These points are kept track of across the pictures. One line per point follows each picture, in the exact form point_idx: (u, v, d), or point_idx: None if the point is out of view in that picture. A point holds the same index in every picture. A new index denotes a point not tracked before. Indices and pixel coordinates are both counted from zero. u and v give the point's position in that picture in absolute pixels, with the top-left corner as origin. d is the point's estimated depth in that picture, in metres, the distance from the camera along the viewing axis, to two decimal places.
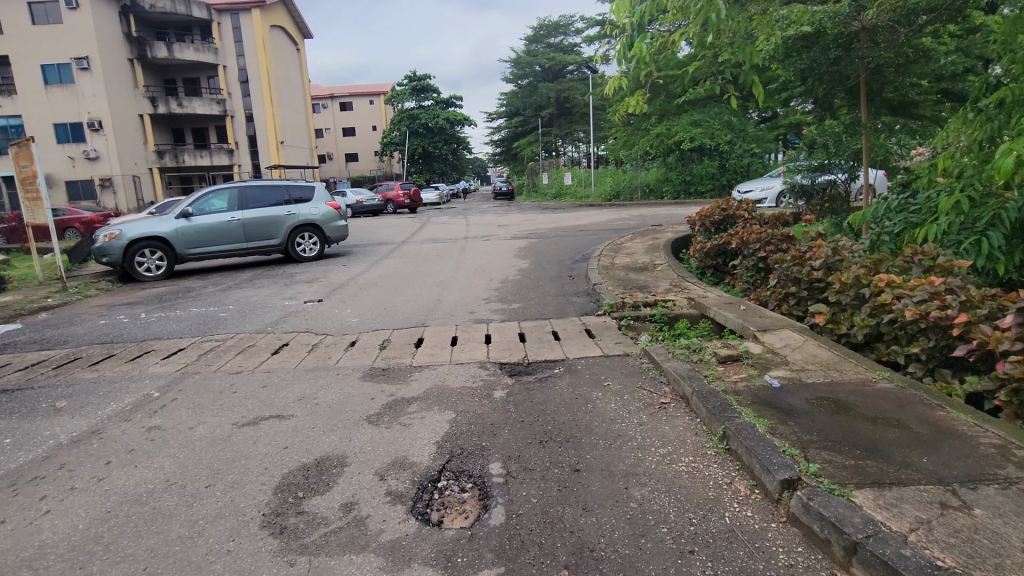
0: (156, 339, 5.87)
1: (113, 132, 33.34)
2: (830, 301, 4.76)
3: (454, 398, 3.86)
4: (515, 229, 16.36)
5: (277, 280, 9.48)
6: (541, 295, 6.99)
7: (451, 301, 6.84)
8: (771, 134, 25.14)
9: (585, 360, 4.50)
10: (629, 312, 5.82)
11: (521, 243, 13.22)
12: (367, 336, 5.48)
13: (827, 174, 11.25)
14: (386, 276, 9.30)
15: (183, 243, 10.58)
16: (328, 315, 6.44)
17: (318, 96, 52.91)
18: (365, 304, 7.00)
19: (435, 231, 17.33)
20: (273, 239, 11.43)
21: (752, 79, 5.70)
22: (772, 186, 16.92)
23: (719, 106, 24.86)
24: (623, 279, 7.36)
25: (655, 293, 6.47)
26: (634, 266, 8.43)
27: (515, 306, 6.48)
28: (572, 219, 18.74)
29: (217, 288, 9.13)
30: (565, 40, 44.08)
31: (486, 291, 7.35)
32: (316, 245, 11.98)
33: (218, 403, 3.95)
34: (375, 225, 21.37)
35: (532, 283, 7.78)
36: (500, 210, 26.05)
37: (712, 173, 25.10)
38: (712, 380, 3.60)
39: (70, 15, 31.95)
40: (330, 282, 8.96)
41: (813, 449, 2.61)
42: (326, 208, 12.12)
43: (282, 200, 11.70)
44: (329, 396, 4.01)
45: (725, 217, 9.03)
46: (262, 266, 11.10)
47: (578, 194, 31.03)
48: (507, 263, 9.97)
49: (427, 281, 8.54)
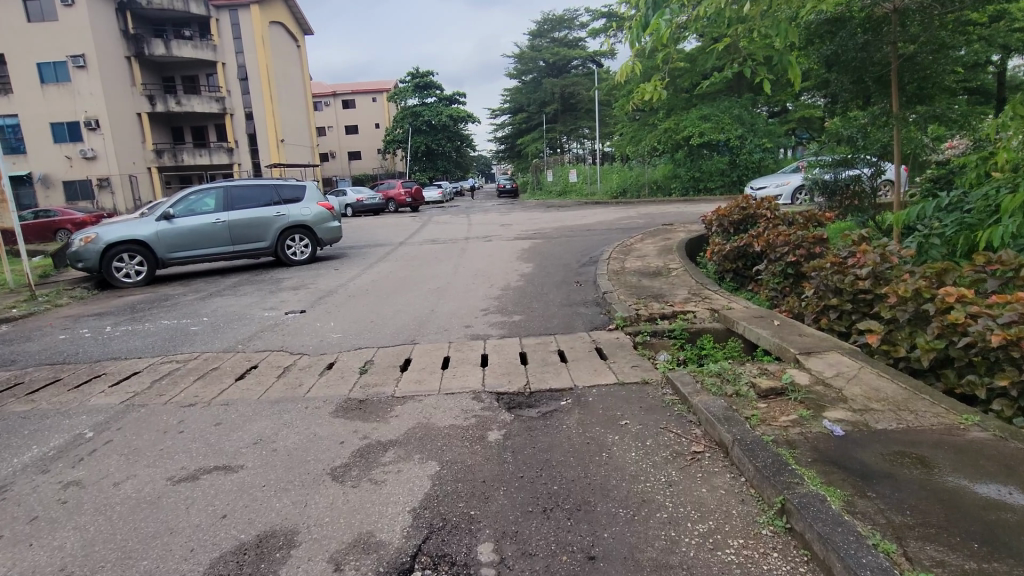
0: (113, 359, 5.23)
1: (111, 131, 32.82)
2: (883, 318, 4.07)
3: (439, 442, 3.19)
4: (519, 229, 15.70)
5: (262, 287, 8.86)
6: (545, 305, 6.32)
7: (446, 312, 6.19)
8: (783, 128, 24.42)
9: (596, 391, 3.82)
10: (643, 328, 5.16)
11: (525, 244, 12.58)
12: (347, 356, 4.82)
13: (850, 170, 10.24)
14: (379, 281, 8.67)
15: (164, 247, 9.97)
16: (309, 330, 5.78)
17: (320, 93, 52.35)
18: (351, 315, 6.34)
19: (436, 230, 16.69)
20: (261, 241, 10.82)
21: (790, 60, 4.89)
22: (787, 184, 16.19)
23: (729, 100, 24.12)
24: (637, 286, 6.69)
25: (672, 303, 5.81)
26: (647, 271, 7.75)
27: (516, 319, 5.82)
28: (578, 218, 18.07)
29: (197, 296, 8.50)
30: (570, 35, 43.44)
31: (485, 300, 6.70)
32: (307, 247, 11.35)
33: (157, 448, 3.30)
34: (374, 225, 20.74)
35: (535, 291, 7.12)
36: (503, 209, 25.39)
37: (722, 169, 24.39)
38: (756, 424, 2.91)
39: (66, 12, 31.42)
40: (318, 289, 8.33)
41: (914, 540, 1.93)
42: (317, 208, 11.48)
43: (271, 201, 11.06)
44: (291, 439, 3.35)
45: (745, 217, 8.34)
46: (249, 270, 10.48)
47: (584, 191, 30.34)
48: (510, 267, 9.31)
49: (422, 287, 7.90)
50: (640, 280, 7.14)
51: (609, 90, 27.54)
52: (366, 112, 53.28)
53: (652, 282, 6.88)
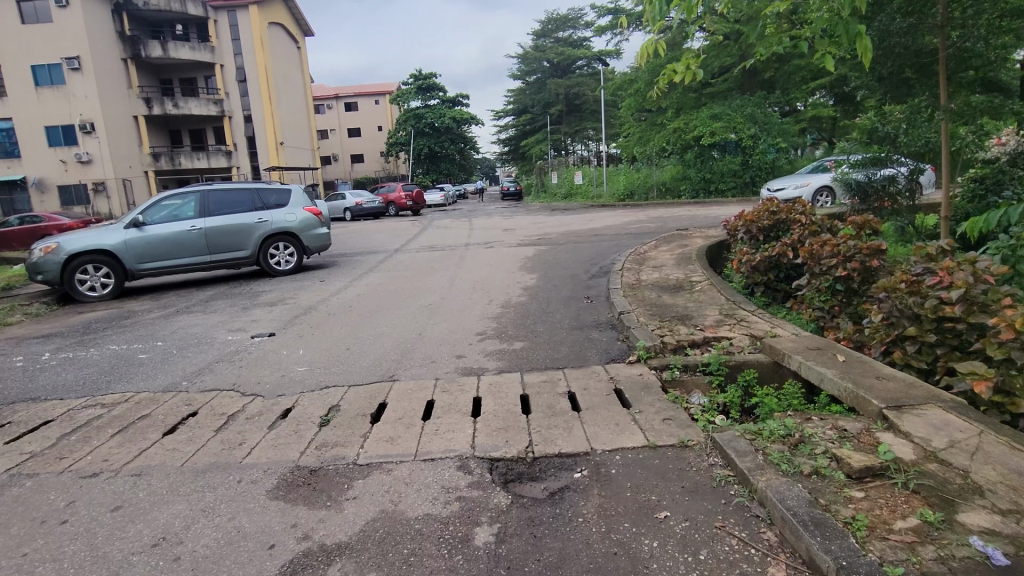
0: (31, 400, 4.33)
1: (106, 135, 32.09)
2: (991, 359, 3.16)
3: (406, 551, 2.28)
4: (523, 234, 14.80)
5: (236, 302, 7.99)
6: (552, 328, 5.40)
7: (436, 338, 5.27)
8: (797, 127, 23.45)
9: (619, 458, 2.90)
10: (671, 361, 4.25)
11: (529, 251, 11.68)
12: (307, 401, 3.90)
13: (887, 168, 9.07)
14: (366, 296, 7.76)
15: (133, 257, 9.12)
16: (272, 361, 4.88)
17: (322, 96, 51.64)
18: (323, 342, 5.41)
19: (434, 236, 15.80)
20: (241, 250, 9.96)
21: (858, 28, 3.64)
22: (806, 186, 15.30)
23: (742, 98, 23.15)
24: (658, 304, 5.78)
25: (702, 327, 4.91)
26: (667, 285, 6.82)
27: (517, 346, 4.90)
28: (584, 222, 17.18)
29: (163, 313, 7.62)
30: (574, 34, 42.61)
31: (482, 321, 5.77)
32: (293, 256, 10.47)
33: (19, 554, 2.38)
34: (372, 230, 19.86)
35: (542, 310, 6.21)
36: (506, 213, 24.50)
37: (734, 169, 23.47)
38: (864, 538, 2.00)
39: (60, 13, 30.72)
40: (298, 305, 7.46)
41: None
42: (304, 213, 10.56)
43: (253, 206, 10.18)
44: (205, 539, 2.43)
45: (777, 222, 7.40)
46: (227, 282, 9.62)
47: (589, 193, 29.42)
48: (511, 277, 8.42)
49: (411, 304, 7.01)
50: (661, 296, 6.23)
51: (616, 89, 26.65)
52: (368, 114, 52.49)
53: (676, 299, 5.98)
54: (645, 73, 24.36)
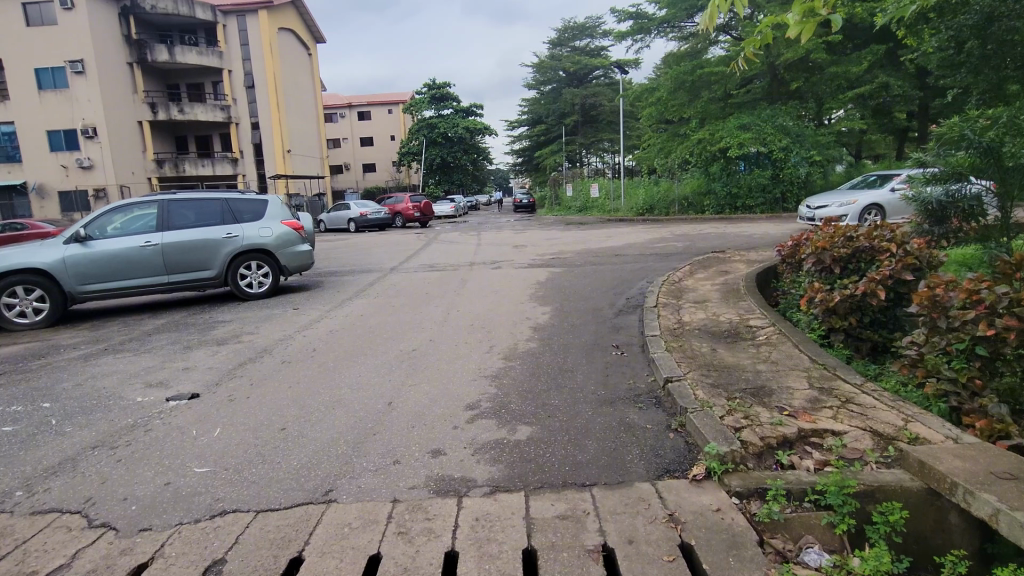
0: None
1: (109, 140, 31.08)
2: None
3: None
4: (537, 252, 13.32)
5: (184, 337, 6.59)
6: (572, 401, 3.86)
7: (409, 415, 3.77)
8: (830, 140, 21.84)
9: None
10: (763, 482, 2.71)
11: (541, 273, 10.19)
12: (179, 552, 2.41)
13: (964, 184, 6.83)
14: (338, 334, 6.27)
15: (73, 278, 7.76)
16: (170, 450, 3.39)
17: (335, 104, 50.76)
18: (254, 415, 3.92)
19: (437, 253, 14.40)
20: (206, 269, 8.55)
21: None
22: (854, 203, 13.74)
23: (771, 108, 21.63)
24: (715, 364, 4.26)
25: (793, 413, 3.39)
26: (719, 332, 5.29)
27: (522, 435, 3.39)
28: (603, 239, 15.73)
29: (88, 351, 6.16)
30: (591, 43, 41.45)
31: (475, 385, 4.27)
32: (267, 277, 9.03)
33: None
34: (374, 243, 18.51)
35: (559, 366, 4.69)
36: (518, 226, 23.08)
37: (763, 184, 21.85)
38: None
39: (66, 16, 29.90)
40: (254, 344, 5.98)
41: None
42: (281, 228, 9.10)
43: (222, 218, 8.78)
44: None
45: (857, 250, 5.82)
46: (187, 308, 8.20)
47: (606, 207, 27.88)
48: (519, 311, 6.94)
49: (392, 347, 5.53)
50: (717, 349, 4.69)
51: (634, 99, 25.11)
52: (380, 123, 51.45)
53: (742, 355, 4.47)
54: (668, 80, 22.92)
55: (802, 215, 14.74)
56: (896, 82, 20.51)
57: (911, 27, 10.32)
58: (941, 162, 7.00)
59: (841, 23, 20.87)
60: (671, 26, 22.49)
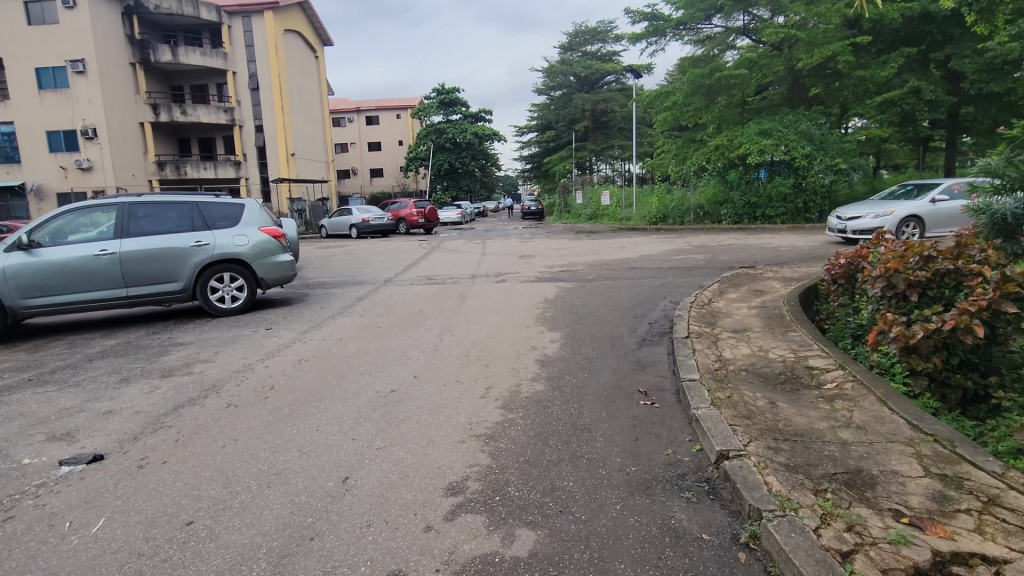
0: None
1: (109, 141, 30.37)
2: None
3: None
4: (545, 264, 12.28)
5: (129, 365, 5.60)
6: (592, 487, 2.80)
7: (365, 504, 2.72)
8: (855, 148, 20.77)
9: None
10: None
11: (550, 289, 9.16)
12: None
13: None
14: (307, 365, 5.24)
15: (15, 290, 6.83)
16: (12, 570, 2.34)
17: (343, 108, 50.03)
18: (158, 497, 2.87)
19: (438, 262, 13.42)
20: (172, 281, 7.58)
21: None
22: (890, 214, 12.65)
23: (794, 113, 20.56)
24: (782, 429, 3.20)
25: (918, 522, 2.31)
26: (773, 376, 4.22)
27: (520, 551, 2.34)
28: (616, 250, 14.68)
29: (9, 382, 5.16)
30: (603, 48, 40.51)
31: (461, 454, 3.22)
32: (242, 290, 8.04)
33: None
34: (375, 251, 17.51)
35: (573, 421, 3.64)
36: (526, 235, 22.04)
37: (784, 193, 20.77)
38: None
39: (67, 15, 29.20)
40: (204, 379, 4.95)
41: None
42: (259, 236, 8.11)
43: (192, 225, 7.82)
44: None
45: (937, 273, 4.69)
46: (147, 325, 7.24)
47: (617, 215, 26.82)
48: (525, 337, 5.92)
49: (366, 387, 4.49)
50: (778, 404, 3.63)
51: (647, 104, 24.01)
52: (387, 127, 50.66)
53: (811, 414, 3.43)
54: (684, 83, 21.81)
55: (832, 227, 13.67)
56: (927, 86, 19.24)
57: (970, 19, 9.20)
58: (1017, 167, 5.60)
59: (870, 23, 19.71)
60: (687, 28, 21.41)
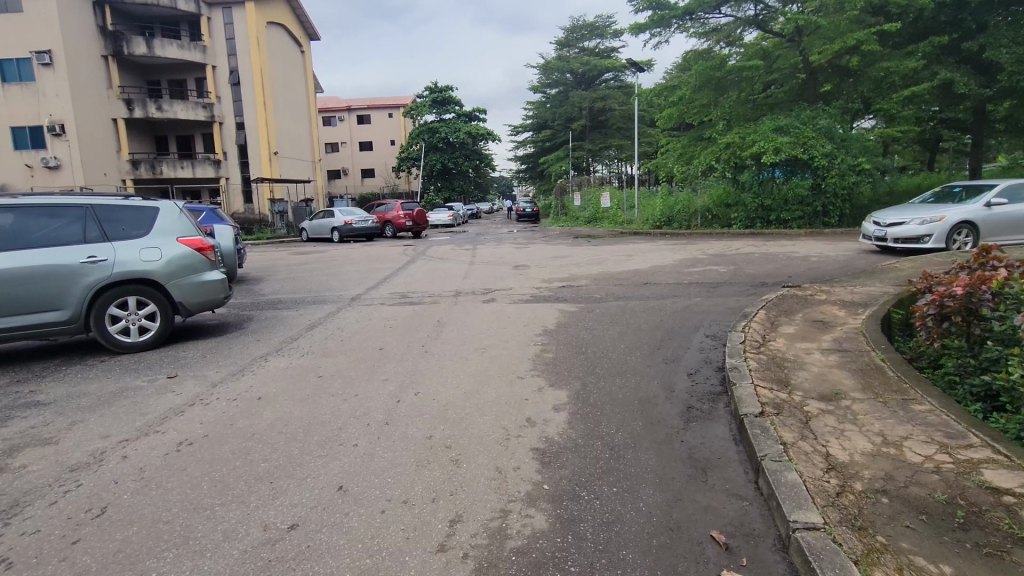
0: None
1: (77, 138, 28.38)
2: None
3: None
4: (543, 278, 10.48)
5: None
6: None
7: None
8: (878, 147, 19.06)
9: None
10: None
11: (549, 312, 7.42)
12: None
13: None
14: (184, 457, 3.42)
15: None
16: None
17: (333, 107, 48.15)
18: None
19: (419, 274, 11.64)
20: (55, 310, 5.77)
21: None
22: (940, 220, 10.93)
23: (812, 109, 18.94)
24: None
25: None
26: (941, 510, 2.47)
27: None
28: (623, 259, 12.91)
29: None
30: (601, 44, 38.75)
31: None
32: (154, 319, 6.23)
33: None
34: (353, 258, 15.71)
35: None
36: (521, 240, 20.23)
37: (803, 195, 18.94)
38: None
39: (32, 3, 27.14)
40: (8, 488, 3.10)
41: None
42: (177, 249, 6.31)
43: (83, 234, 6.00)
44: None
45: None
46: (15, 369, 5.43)
47: (618, 218, 25.07)
48: (517, 400, 4.14)
49: (250, 518, 2.69)
50: None
51: (649, 99, 22.10)
52: (378, 126, 48.82)
53: None
54: (690, 77, 20.04)
55: (869, 233, 12.00)
56: (961, 78, 17.39)
57: None
58: None
59: (896, 10, 18.01)
60: (693, 19, 19.45)
